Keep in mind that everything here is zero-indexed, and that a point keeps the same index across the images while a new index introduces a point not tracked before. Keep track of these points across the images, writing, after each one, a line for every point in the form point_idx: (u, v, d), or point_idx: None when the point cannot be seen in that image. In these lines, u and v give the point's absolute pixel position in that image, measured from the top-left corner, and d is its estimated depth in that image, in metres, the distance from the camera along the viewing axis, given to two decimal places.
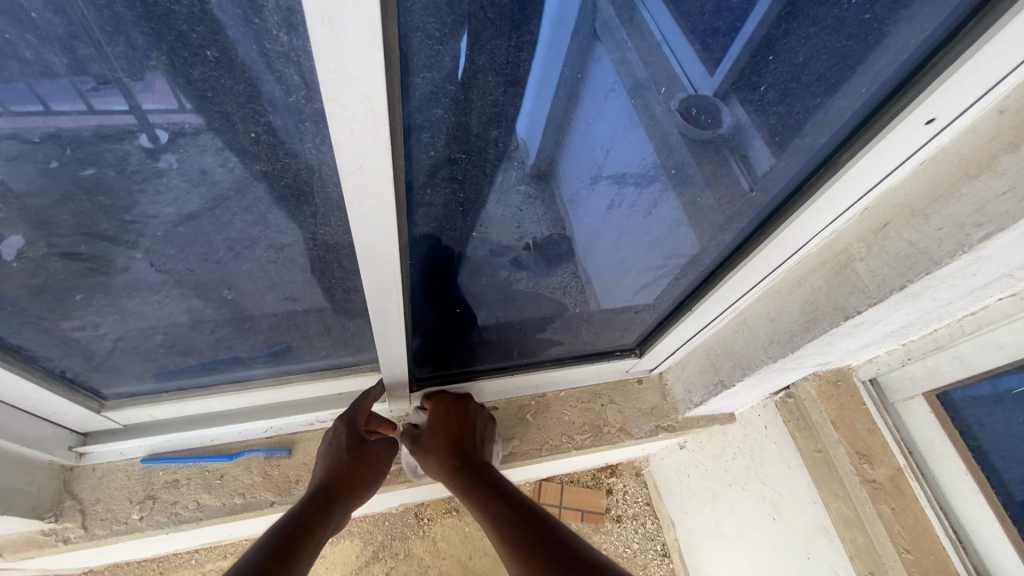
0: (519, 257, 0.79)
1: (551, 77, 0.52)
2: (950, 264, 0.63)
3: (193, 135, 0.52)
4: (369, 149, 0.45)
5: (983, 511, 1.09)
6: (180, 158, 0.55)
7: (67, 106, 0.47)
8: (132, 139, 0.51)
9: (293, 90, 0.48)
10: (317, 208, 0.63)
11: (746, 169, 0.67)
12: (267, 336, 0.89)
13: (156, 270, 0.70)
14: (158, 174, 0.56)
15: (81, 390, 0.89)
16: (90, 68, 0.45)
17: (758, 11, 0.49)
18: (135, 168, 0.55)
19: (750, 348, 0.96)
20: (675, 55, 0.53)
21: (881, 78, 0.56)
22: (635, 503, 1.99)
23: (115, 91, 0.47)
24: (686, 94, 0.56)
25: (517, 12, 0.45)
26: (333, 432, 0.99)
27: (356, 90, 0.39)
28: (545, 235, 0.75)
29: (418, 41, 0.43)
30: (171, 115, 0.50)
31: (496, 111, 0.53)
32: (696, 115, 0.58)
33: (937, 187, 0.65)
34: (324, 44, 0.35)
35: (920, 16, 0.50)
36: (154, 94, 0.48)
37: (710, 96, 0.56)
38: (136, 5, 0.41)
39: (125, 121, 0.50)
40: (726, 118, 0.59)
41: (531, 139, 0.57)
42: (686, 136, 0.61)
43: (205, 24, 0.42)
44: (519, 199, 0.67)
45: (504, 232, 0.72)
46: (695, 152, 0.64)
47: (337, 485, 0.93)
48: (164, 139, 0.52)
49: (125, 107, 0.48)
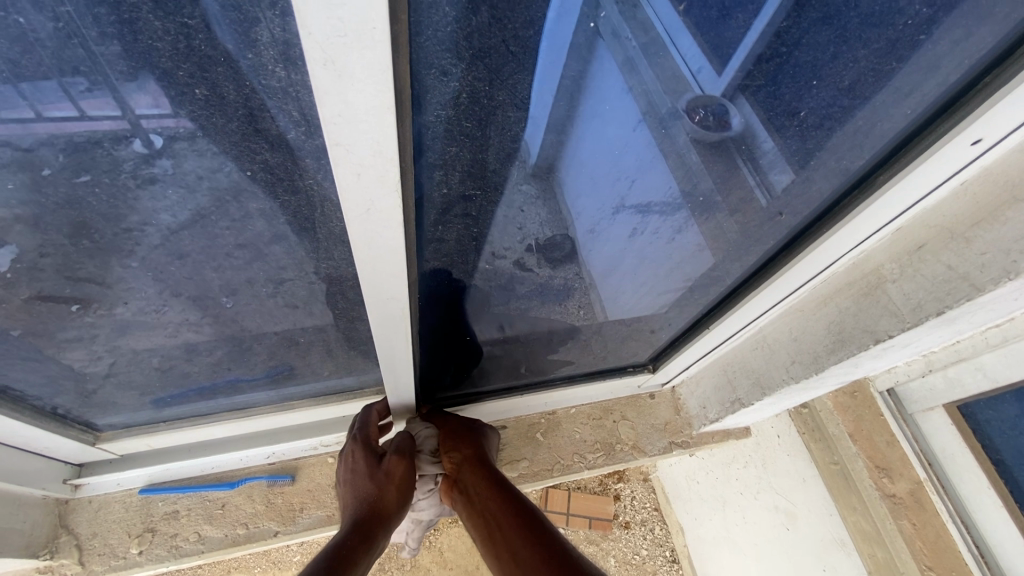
0: (521, 259, 0.69)
1: (548, 111, 0.47)
2: (993, 291, 0.59)
3: (189, 139, 0.45)
4: (378, 192, 0.40)
5: (1007, 525, 1.05)
6: (178, 164, 0.47)
7: (59, 112, 0.41)
8: (125, 145, 0.45)
9: (292, 127, 0.44)
10: (319, 242, 0.59)
11: (768, 195, 0.63)
12: (267, 360, 0.85)
13: (149, 303, 0.67)
14: (154, 179, 0.49)
15: (73, 424, 0.85)
16: (71, 79, 0.39)
17: (767, 9, 0.43)
18: (129, 173, 0.48)
19: (770, 367, 0.93)
20: (698, 90, 0.49)
21: (927, 100, 0.52)
22: (643, 508, 1.89)
23: (106, 94, 0.41)
24: (692, 95, 0.49)
25: (538, 42, 0.41)
26: (365, 458, 0.85)
27: (363, 134, 0.35)
28: (547, 236, 0.65)
29: (431, 77, 0.39)
30: (165, 120, 0.43)
31: (512, 144, 0.49)
32: (705, 117, 0.51)
33: (981, 210, 0.61)
34: (328, 88, 0.31)
35: (978, 34, 0.46)
36: (144, 97, 0.41)
37: (718, 96, 0.50)
38: (116, 44, 0.37)
39: (118, 126, 0.43)
40: (735, 120, 0.53)
41: (533, 137, 0.49)
42: (694, 139, 0.54)
43: (193, 61, 0.38)
44: (523, 200, 0.57)
45: (506, 238, 0.62)
46: (720, 178, 0.60)
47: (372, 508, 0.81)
48: (159, 145, 0.45)
49: (116, 113, 0.42)
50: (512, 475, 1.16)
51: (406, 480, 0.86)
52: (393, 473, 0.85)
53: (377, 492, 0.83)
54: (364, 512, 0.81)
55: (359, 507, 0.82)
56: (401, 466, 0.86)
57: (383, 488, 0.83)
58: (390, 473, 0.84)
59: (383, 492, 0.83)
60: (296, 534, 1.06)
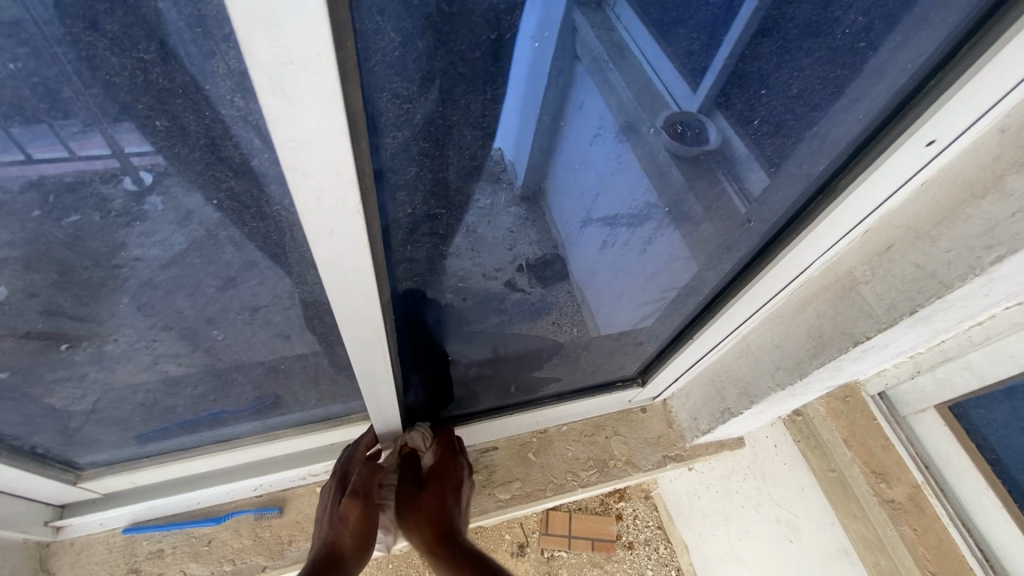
0: (512, 280, 0.71)
1: (521, 121, 0.48)
2: (961, 288, 0.60)
3: (177, 175, 0.47)
4: (341, 215, 0.41)
5: (1010, 528, 1.04)
6: (167, 199, 0.49)
7: (50, 154, 0.42)
8: (114, 183, 0.46)
9: (254, 155, 0.44)
10: (292, 267, 0.59)
11: (744, 195, 0.63)
12: (249, 391, 0.84)
13: (137, 334, 0.67)
14: (144, 216, 0.50)
15: (54, 462, 0.84)
16: (62, 122, 0.40)
17: (735, 27, 0.45)
18: (119, 211, 0.49)
19: (756, 375, 0.92)
20: (664, 88, 0.50)
21: (877, 105, 0.54)
22: (647, 527, 1.84)
23: (98, 134, 0.42)
24: (669, 112, 0.51)
25: (491, 68, 0.43)
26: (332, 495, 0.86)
27: (321, 158, 0.36)
28: (538, 256, 0.68)
29: (385, 101, 0.40)
30: (156, 158, 0.44)
31: (494, 156, 0.50)
32: (683, 132, 0.53)
33: (942, 209, 0.62)
34: (280, 115, 0.32)
35: (916, 39, 0.49)
36: (135, 137, 0.42)
37: (695, 112, 0.52)
38: (77, 83, 0.38)
39: (109, 165, 0.44)
40: (712, 134, 0.54)
41: (518, 160, 0.52)
42: (673, 155, 0.56)
43: (153, 94, 0.39)
44: (511, 222, 0.60)
45: (497, 256, 0.65)
46: (691, 175, 0.60)
47: (335, 550, 0.80)
48: (149, 181, 0.46)
49: (106, 152, 0.43)
50: (505, 497, 1.13)
51: (366, 521, 0.83)
52: (348, 516, 0.83)
53: (334, 534, 0.82)
54: (323, 553, 0.80)
55: (321, 550, 0.81)
56: (355, 507, 0.83)
57: (348, 528, 0.82)
58: (344, 515, 0.83)
59: (343, 535, 0.81)
60: (284, 568, 1.04)
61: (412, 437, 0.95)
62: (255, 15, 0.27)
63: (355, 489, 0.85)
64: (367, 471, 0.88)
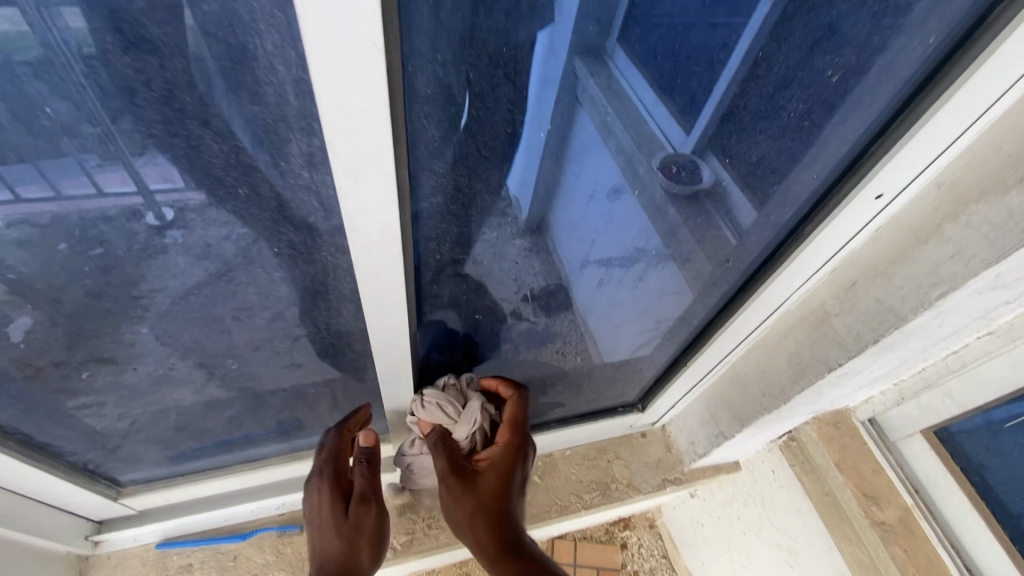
0: (517, 310, 0.80)
1: (533, 167, 0.57)
2: (915, 319, 0.68)
3: (198, 210, 0.54)
4: (385, 263, 0.51)
5: (995, 548, 1.08)
6: (186, 232, 0.56)
7: (79, 190, 0.49)
8: (138, 219, 0.53)
9: (312, 213, 0.54)
10: (332, 303, 0.70)
11: (735, 226, 0.71)
12: (281, 413, 0.93)
13: (153, 365, 0.75)
14: (165, 248, 0.57)
15: (100, 478, 0.92)
16: (86, 157, 0.46)
17: (719, 85, 0.55)
18: (142, 245, 0.56)
19: (745, 400, 1.00)
20: (661, 131, 0.57)
21: (828, 166, 0.64)
22: (651, 557, 1.87)
23: (122, 172, 0.49)
24: (664, 154, 0.59)
25: (507, 151, 0.54)
26: (328, 502, 0.83)
27: (376, 222, 0.46)
28: (542, 285, 0.76)
29: (424, 176, 0.52)
30: (177, 194, 0.52)
31: (503, 195, 0.58)
32: (677, 171, 0.61)
33: (894, 251, 0.71)
34: (349, 194, 0.42)
35: (853, 117, 0.59)
36: (158, 174, 0.50)
37: (688, 152, 0.60)
38: (184, 163, 0.49)
39: (132, 202, 0.51)
40: (706, 174, 0.63)
41: (522, 194, 0.59)
42: (669, 191, 0.64)
43: (240, 170, 0.51)
44: (516, 253, 0.68)
45: (504, 288, 0.74)
46: (686, 214, 0.69)
47: (346, 556, 0.82)
48: (170, 216, 0.54)
49: (131, 189, 0.50)
50: None
51: (375, 523, 0.86)
52: (364, 524, 0.84)
53: (344, 542, 0.82)
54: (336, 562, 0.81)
55: (331, 558, 0.81)
56: (366, 512, 0.84)
57: (358, 533, 0.84)
58: (357, 523, 0.84)
59: (354, 540, 0.83)
60: None
61: (431, 409, 0.82)
62: (339, 126, 0.37)
63: (362, 494, 0.85)
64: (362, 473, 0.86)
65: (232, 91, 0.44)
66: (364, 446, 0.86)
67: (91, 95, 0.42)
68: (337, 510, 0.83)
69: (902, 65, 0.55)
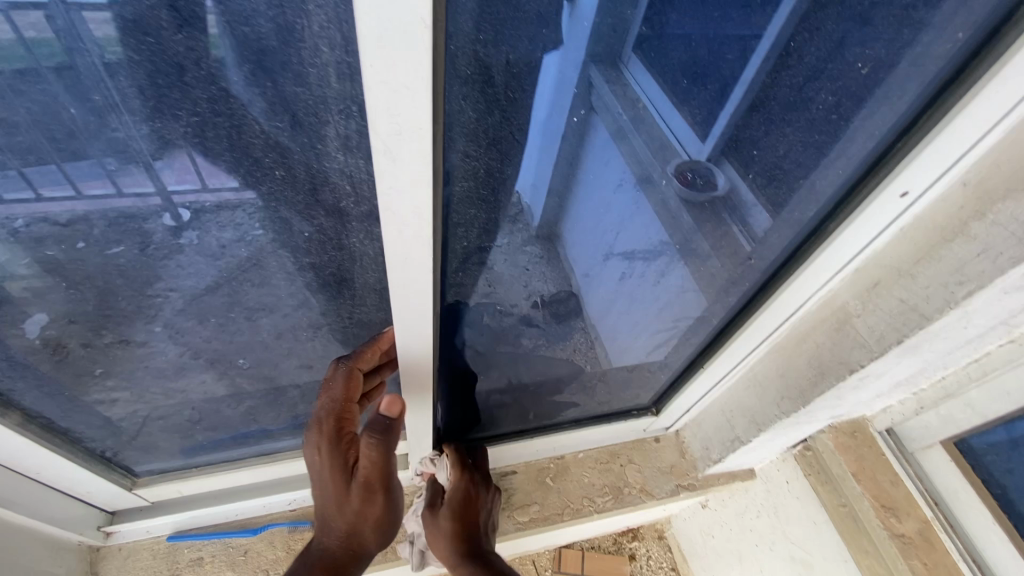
0: (528, 315, 0.82)
1: (547, 164, 0.58)
2: (941, 319, 0.68)
3: (212, 212, 0.58)
4: (415, 246, 0.51)
5: (1019, 564, 1.01)
6: (199, 235, 0.60)
7: (99, 190, 0.53)
8: (155, 219, 0.57)
9: (344, 197, 0.57)
10: (356, 291, 0.72)
11: (747, 234, 0.72)
12: (298, 406, 0.93)
13: (167, 360, 0.77)
14: (179, 250, 0.62)
15: (116, 467, 0.92)
16: (109, 162, 0.51)
17: (737, 90, 0.56)
18: (157, 245, 0.60)
19: (763, 404, 0.99)
20: (676, 138, 0.59)
21: (853, 162, 0.64)
22: (660, 569, 1.85)
23: (143, 175, 0.52)
24: (679, 160, 0.61)
25: (537, 136, 0.56)
26: (334, 469, 0.75)
27: (409, 202, 0.46)
28: (552, 293, 0.79)
29: (459, 160, 0.53)
30: (193, 195, 0.56)
31: (514, 201, 0.61)
32: (692, 178, 0.63)
33: (919, 250, 0.71)
34: (386, 170, 0.43)
35: (882, 112, 0.59)
36: (175, 177, 0.53)
37: (704, 160, 0.62)
38: (225, 142, 0.52)
39: (151, 203, 0.55)
40: (721, 181, 0.64)
41: (534, 202, 0.62)
42: (683, 199, 0.66)
43: (278, 151, 0.53)
44: (527, 261, 0.71)
45: (514, 294, 0.76)
46: (698, 218, 0.69)
47: (348, 527, 0.77)
48: (186, 217, 0.58)
49: (148, 188, 0.54)
50: (524, 519, 1.21)
51: (383, 504, 0.78)
52: (366, 507, 0.77)
53: (347, 517, 0.77)
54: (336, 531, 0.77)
55: (332, 525, 0.77)
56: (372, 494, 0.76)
57: (362, 509, 0.77)
58: (360, 503, 0.76)
59: (358, 515, 0.77)
60: None
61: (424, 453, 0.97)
62: (381, 101, 0.38)
63: (366, 477, 0.75)
64: (372, 449, 0.74)
65: (278, 71, 0.47)
66: (382, 416, 0.76)
67: (145, 70, 0.44)
68: (342, 481, 0.75)
69: (931, 58, 0.55)
